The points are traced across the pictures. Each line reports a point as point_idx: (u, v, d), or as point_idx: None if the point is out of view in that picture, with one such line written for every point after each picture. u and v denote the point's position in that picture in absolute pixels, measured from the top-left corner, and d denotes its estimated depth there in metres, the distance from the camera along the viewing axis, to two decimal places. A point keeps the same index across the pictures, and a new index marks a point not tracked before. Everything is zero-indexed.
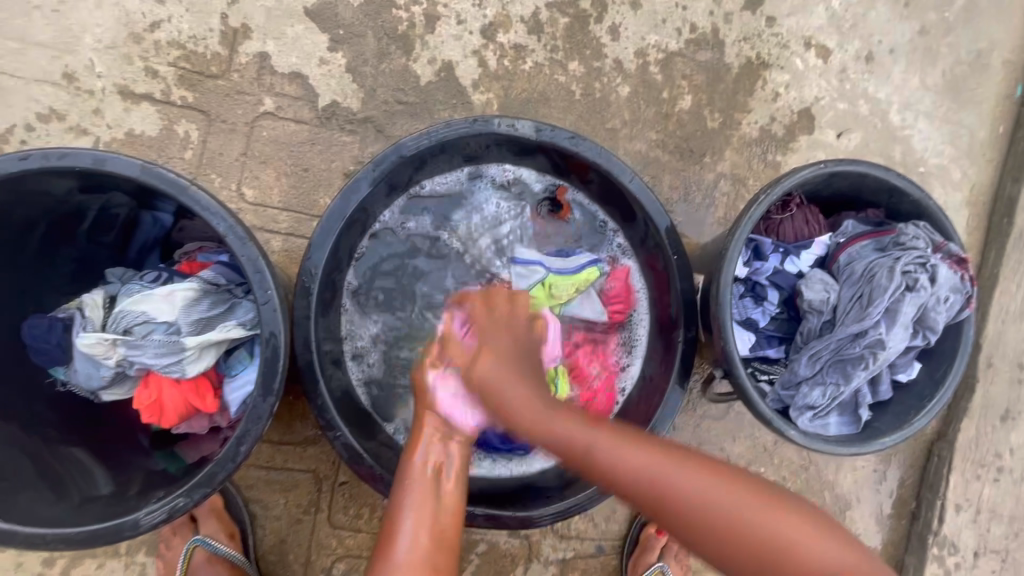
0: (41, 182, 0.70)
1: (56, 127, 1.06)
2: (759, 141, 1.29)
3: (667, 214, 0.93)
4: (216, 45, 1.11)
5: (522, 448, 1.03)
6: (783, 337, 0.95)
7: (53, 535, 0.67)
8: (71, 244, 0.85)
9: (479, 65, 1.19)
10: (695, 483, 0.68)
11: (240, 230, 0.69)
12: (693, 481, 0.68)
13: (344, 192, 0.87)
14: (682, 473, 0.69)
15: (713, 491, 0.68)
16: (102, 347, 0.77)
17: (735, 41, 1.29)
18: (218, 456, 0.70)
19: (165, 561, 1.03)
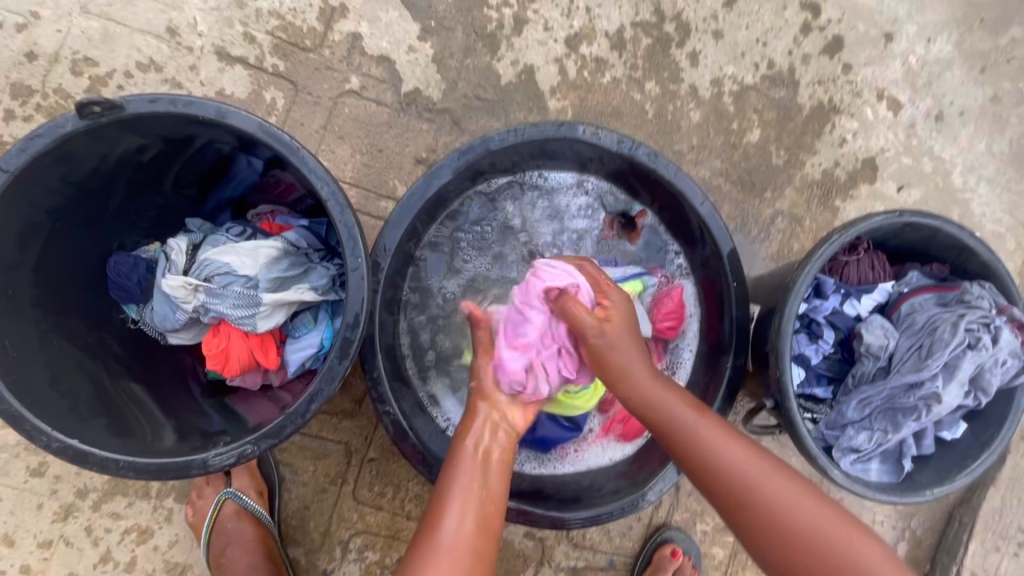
0: (156, 124, 0.72)
1: (152, 77, 1.10)
2: (821, 183, 1.30)
3: (731, 240, 0.94)
4: (313, 20, 1.15)
5: (542, 445, 1.04)
6: (832, 377, 0.95)
7: (126, 462, 0.69)
8: (155, 192, 0.88)
9: (559, 73, 1.22)
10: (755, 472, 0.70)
11: (341, 198, 0.71)
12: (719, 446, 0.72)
13: (427, 175, 0.90)
14: (713, 430, 0.73)
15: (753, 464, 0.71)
16: (184, 291, 0.80)
17: (810, 83, 1.31)
18: (289, 411, 0.71)
19: (193, 509, 1.04)
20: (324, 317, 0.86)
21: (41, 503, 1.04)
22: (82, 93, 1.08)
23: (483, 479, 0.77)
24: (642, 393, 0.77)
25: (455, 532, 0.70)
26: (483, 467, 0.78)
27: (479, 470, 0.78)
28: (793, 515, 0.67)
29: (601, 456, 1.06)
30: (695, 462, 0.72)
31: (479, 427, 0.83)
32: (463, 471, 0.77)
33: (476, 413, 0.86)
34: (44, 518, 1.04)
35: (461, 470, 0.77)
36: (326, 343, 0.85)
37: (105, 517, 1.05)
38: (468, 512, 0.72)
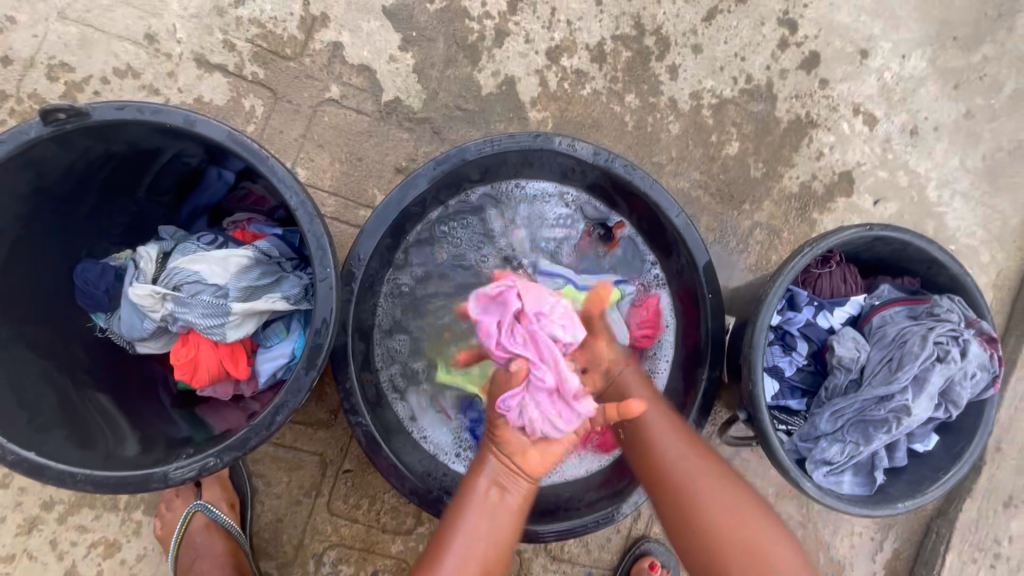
0: (124, 131, 0.71)
1: (129, 84, 1.09)
2: (799, 196, 1.32)
3: (707, 252, 0.95)
4: (294, 29, 1.15)
5: None
6: (806, 390, 0.96)
7: (83, 475, 0.67)
8: (127, 198, 0.87)
9: (540, 84, 1.23)
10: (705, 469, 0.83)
11: (310, 207, 0.70)
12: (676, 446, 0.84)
13: (403, 184, 0.90)
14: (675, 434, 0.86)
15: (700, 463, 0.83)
16: (151, 300, 0.78)
17: (787, 97, 1.33)
18: (254, 422, 0.70)
19: (162, 522, 1.02)
20: (297, 326, 0.86)
21: (5, 515, 1.01)
22: (57, 98, 1.07)
23: (491, 512, 0.77)
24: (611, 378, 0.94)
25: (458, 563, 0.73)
26: (497, 510, 0.78)
27: (489, 515, 0.77)
28: (724, 513, 0.79)
29: (578, 467, 1.05)
30: (651, 454, 0.85)
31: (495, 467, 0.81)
32: (472, 506, 0.78)
33: (489, 452, 0.83)
34: (7, 531, 1.01)
35: (472, 498, 0.78)
36: (298, 352, 0.84)
37: (72, 530, 1.02)
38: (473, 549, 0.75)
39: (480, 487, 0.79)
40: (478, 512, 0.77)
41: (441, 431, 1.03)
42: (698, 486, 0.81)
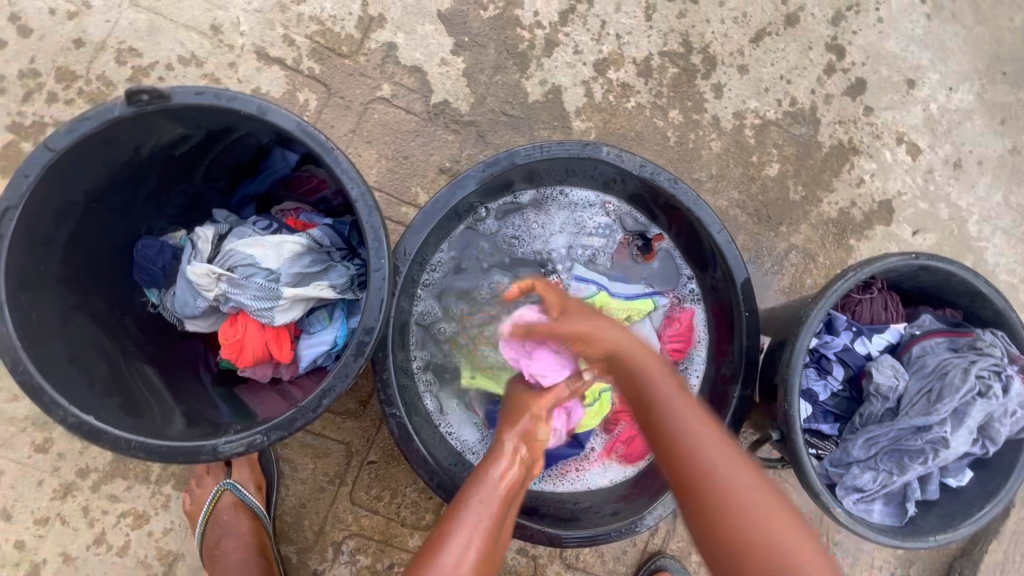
0: (198, 115, 0.74)
1: (192, 72, 1.13)
2: (836, 222, 1.32)
3: (746, 269, 0.95)
4: (351, 28, 1.18)
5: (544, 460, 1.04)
6: (839, 415, 0.95)
7: (138, 443, 0.69)
8: (186, 181, 0.90)
9: (585, 95, 1.25)
10: (731, 474, 0.67)
11: (370, 200, 0.72)
12: (698, 431, 0.70)
13: (453, 184, 0.92)
14: (690, 412, 0.72)
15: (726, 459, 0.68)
16: (207, 280, 0.81)
17: (830, 122, 1.33)
18: (300, 404, 0.72)
19: (192, 498, 1.04)
20: (339, 315, 0.88)
21: (42, 479, 1.04)
22: (122, 81, 1.11)
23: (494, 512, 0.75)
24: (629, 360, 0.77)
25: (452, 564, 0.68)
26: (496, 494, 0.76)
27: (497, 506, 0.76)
28: (728, 486, 0.66)
29: (602, 476, 1.05)
30: (667, 448, 0.70)
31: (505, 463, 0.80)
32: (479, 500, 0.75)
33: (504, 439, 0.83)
34: (43, 495, 1.04)
35: (480, 492, 0.76)
36: (339, 340, 0.87)
37: (104, 499, 1.05)
38: (471, 546, 0.70)
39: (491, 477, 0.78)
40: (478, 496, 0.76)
41: (468, 430, 1.04)
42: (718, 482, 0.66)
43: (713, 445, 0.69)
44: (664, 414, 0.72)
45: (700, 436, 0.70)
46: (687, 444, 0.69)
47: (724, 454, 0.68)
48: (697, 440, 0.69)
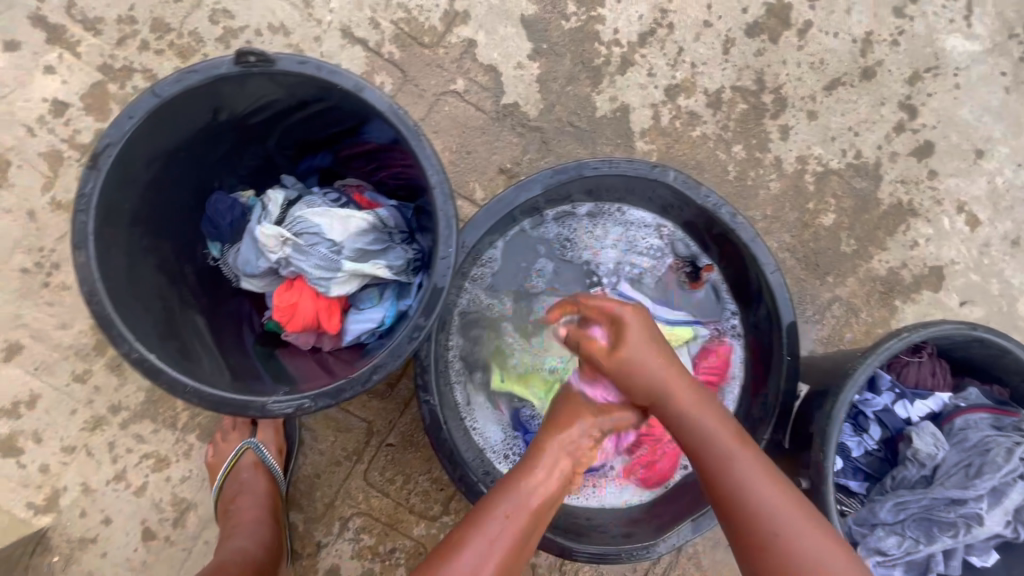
0: (296, 83, 0.76)
1: (279, 40, 1.17)
2: (884, 280, 1.31)
3: (794, 313, 0.95)
4: (436, 20, 1.21)
5: None
6: (869, 474, 0.93)
7: (193, 387, 0.71)
8: (258, 143, 0.92)
9: (652, 117, 1.26)
10: (776, 494, 0.74)
11: (447, 189, 0.73)
12: (743, 458, 0.77)
13: (519, 185, 0.93)
14: (732, 437, 0.79)
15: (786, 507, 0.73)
16: (274, 242, 0.82)
17: (892, 180, 1.32)
18: (351, 375, 0.73)
19: (215, 451, 1.06)
20: (389, 296, 0.89)
21: (75, 409, 1.07)
22: (212, 40, 1.14)
23: (521, 529, 0.75)
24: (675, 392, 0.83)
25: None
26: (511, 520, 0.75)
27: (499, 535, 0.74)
28: (763, 501, 0.74)
29: (617, 497, 1.04)
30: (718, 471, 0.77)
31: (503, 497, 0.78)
32: (491, 528, 0.74)
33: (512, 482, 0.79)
34: (73, 424, 1.07)
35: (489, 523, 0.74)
36: (386, 321, 0.88)
37: (130, 438, 1.08)
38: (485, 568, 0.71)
39: (489, 516, 0.75)
40: (484, 530, 0.74)
41: (492, 428, 1.03)
42: (761, 497, 0.74)
43: (759, 467, 0.77)
44: (714, 441, 0.79)
45: (743, 457, 0.77)
46: (736, 469, 0.76)
47: (764, 475, 0.76)
48: (742, 462, 0.77)
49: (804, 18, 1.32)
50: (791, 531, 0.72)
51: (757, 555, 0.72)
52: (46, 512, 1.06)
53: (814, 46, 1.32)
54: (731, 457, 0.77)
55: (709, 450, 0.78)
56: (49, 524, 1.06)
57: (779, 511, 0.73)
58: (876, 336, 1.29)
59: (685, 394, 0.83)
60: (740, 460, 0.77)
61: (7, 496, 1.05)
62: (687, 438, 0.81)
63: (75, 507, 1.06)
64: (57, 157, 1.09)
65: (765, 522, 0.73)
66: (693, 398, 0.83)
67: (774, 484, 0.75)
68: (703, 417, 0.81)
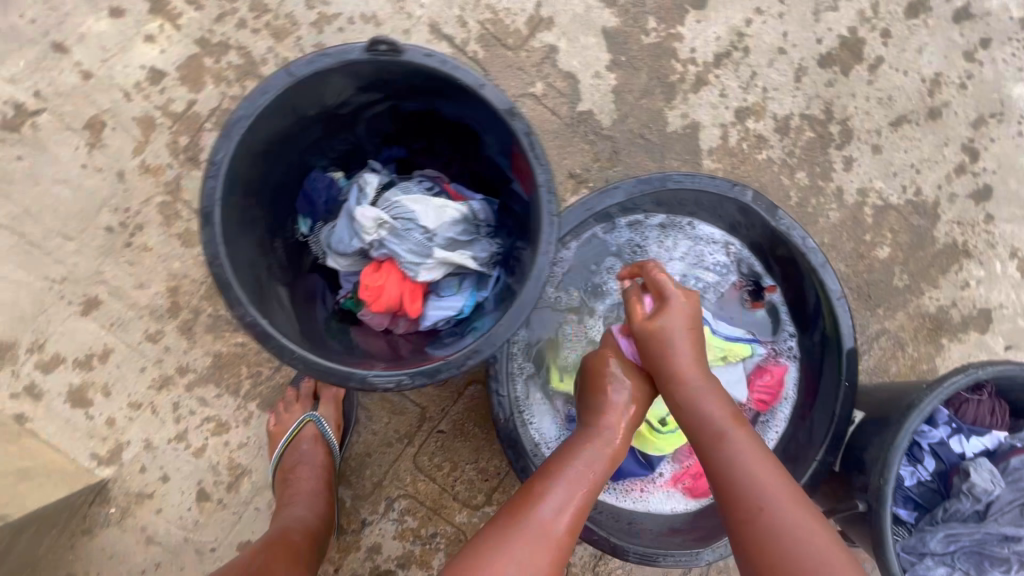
0: (415, 75, 0.79)
1: (369, 29, 1.20)
2: (933, 317, 1.32)
3: (855, 340, 0.97)
4: (521, 23, 1.24)
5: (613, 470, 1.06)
6: (919, 504, 0.95)
7: (301, 354, 0.71)
8: (348, 131, 0.94)
9: (721, 137, 1.29)
10: (774, 486, 0.74)
11: (552, 189, 0.75)
12: (746, 449, 0.77)
13: (603, 191, 0.98)
14: (735, 427, 0.80)
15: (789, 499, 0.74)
16: (371, 224, 0.86)
17: (949, 220, 1.34)
18: (449, 357, 0.75)
19: (277, 420, 1.09)
20: (469, 286, 0.93)
21: (144, 367, 1.10)
22: (306, 24, 1.18)
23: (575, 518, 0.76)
24: (681, 374, 0.84)
25: (550, 520, 0.75)
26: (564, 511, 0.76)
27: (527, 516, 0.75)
28: (764, 493, 0.74)
29: (663, 503, 1.06)
30: (719, 460, 0.78)
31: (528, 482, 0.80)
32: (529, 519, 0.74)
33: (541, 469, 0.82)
34: (142, 381, 1.10)
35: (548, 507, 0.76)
36: (465, 310, 0.92)
37: (194, 400, 1.11)
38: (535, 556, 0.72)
39: (523, 502, 0.77)
40: (512, 516, 0.75)
41: (549, 424, 1.06)
42: (761, 490, 0.74)
43: (761, 459, 0.77)
44: (718, 429, 0.79)
45: (744, 448, 0.78)
46: (737, 459, 0.77)
47: (763, 466, 0.76)
48: (743, 453, 0.77)
49: (876, 54, 1.34)
50: (789, 524, 0.71)
51: (753, 546, 0.72)
52: (108, 463, 1.09)
53: (883, 82, 1.34)
54: (733, 448, 0.78)
55: (710, 438, 0.79)
56: (110, 476, 1.09)
57: (776, 504, 0.73)
58: (920, 371, 1.31)
59: (693, 378, 0.84)
60: (740, 450, 0.77)
61: (72, 445, 1.08)
62: (691, 425, 0.82)
63: (136, 462, 1.10)
64: (149, 123, 1.13)
65: (762, 515, 0.73)
66: (699, 382, 0.83)
67: (774, 477, 0.75)
68: (707, 403, 0.82)
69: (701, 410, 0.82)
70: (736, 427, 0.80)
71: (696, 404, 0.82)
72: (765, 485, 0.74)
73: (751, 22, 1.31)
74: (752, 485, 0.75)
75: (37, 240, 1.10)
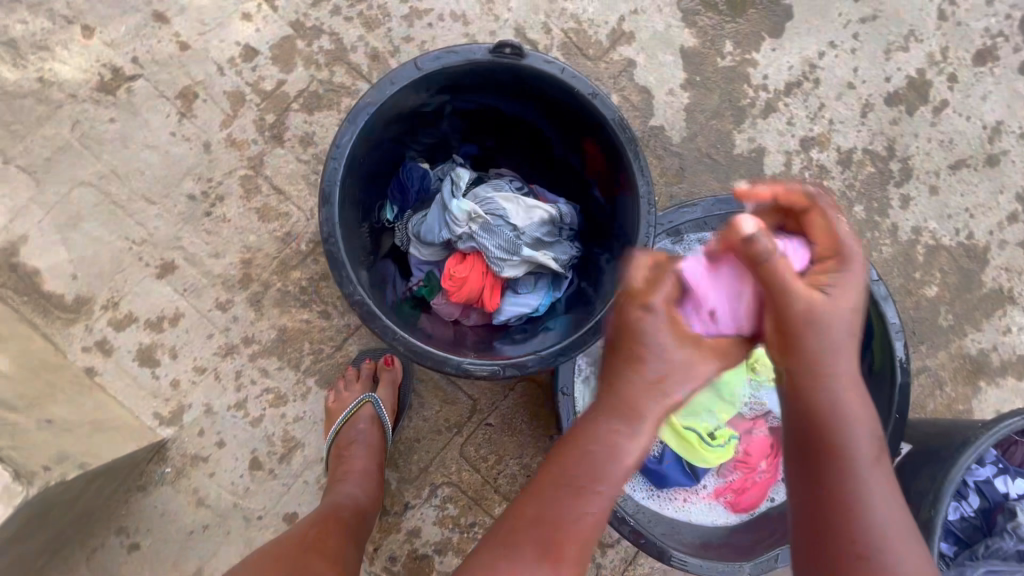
0: (528, 81, 0.85)
1: (457, 27, 1.23)
2: (973, 359, 1.35)
3: (909, 376, 1.00)
4: (603, 36, 1.27)
5: (660, 479, 1.08)
6: (960, 539, 0.98)
7: (402, 337, 0.77)
8: (434, 127, 0.97)
9: (784, 163, 1.32)
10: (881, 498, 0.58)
11: (651, 201, 0.80)
12: (860, 441, 0.59)
13: (681, 208, 1.02)
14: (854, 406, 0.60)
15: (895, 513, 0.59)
16: (465, 218, 0.90)
17: (997, 266, 1.37)
18: (539, 352, 0.81)
19: (336, 397, 1.12)
20: (544, 286, 0.96)
21: (212, 333, 1.14)
22: (396, 15, 1.21)
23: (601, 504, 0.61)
24: (812, 336, 0.60)
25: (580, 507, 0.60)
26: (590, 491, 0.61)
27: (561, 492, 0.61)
28: (868, 502, 0.58)
29: (704, 514, 1.09)
30: (824, 444, 0.60)
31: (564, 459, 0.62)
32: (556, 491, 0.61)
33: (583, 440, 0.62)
34: (208, 347, 1.13)
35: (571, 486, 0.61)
36: (539, 309, 0.95)
37: (256, 370, 1.14)
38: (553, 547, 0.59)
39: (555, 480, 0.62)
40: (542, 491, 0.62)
41: None
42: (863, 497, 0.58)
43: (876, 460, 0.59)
44: (831, 407, 0.60)
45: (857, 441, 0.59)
46: (846, 449, 0.59)
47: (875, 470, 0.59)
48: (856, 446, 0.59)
49: (943, 97, 1.37)
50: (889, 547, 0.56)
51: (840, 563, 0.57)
52: (169, 424, 1.12)
53: (946, 125, 1.37)
54: (843, 435, 0.59)
55: (821, 418, 0.60)
56: (169, 436, 1.12)
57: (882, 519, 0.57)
58: (956, 411, 1.33)
59: (824, 343, 0.61)
60: (855, 440, 0.59)
61: (137, 402, 1.12)
62: (800, 393, 0.61)
63: (196, 425, 1.13)
64: (239, 98, 1.16)
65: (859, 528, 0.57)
66: (831, 348, 0.61)
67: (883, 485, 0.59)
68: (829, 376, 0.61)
69: (821, 379, 0.61)
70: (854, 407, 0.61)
71: (819, 375, 0.61)
72: (872, 495, 0.58)
73: (824, 55, 1.34)
74: (854, 488, 0.58)
75: (122, 201, 1.14)
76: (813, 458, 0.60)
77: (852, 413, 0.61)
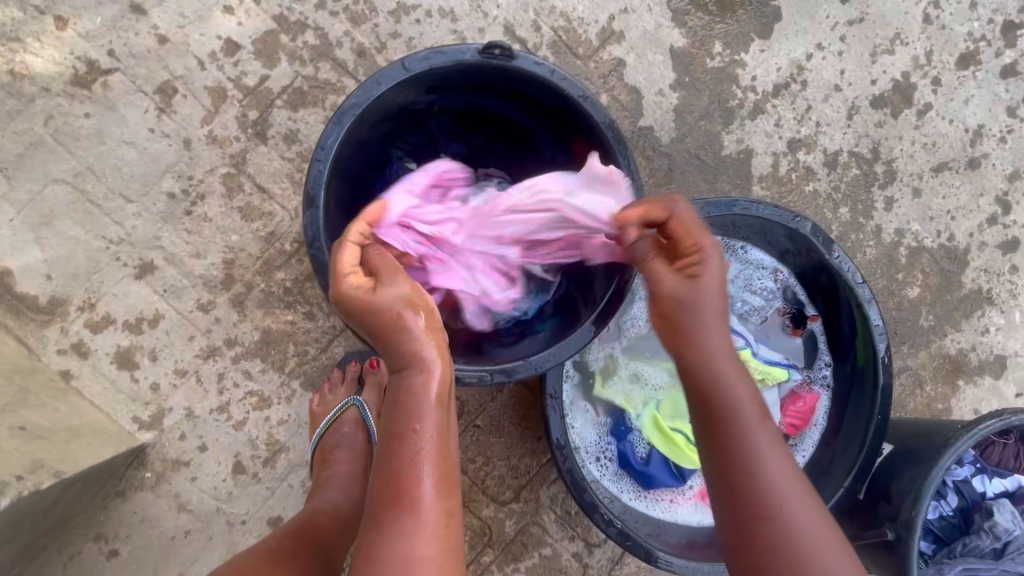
0: (517, 81, 0.83)
1: (445, 24, 1.21)
2: (952, 359, 1.38)
3: (891, 377, 1.01)
4: (592, 34, 1.26)
5: (646, 481, 1.08)
6: (939, 538, 1.00)
7: None
8: (420, 125, 0.95)
9: (772, 165, 1.32)
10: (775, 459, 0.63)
11: None
12: (746, 401, 0.65)
13: None
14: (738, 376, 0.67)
15: (788, 471, 0.63)
16: None
17: (976, 268, 1.40)
18: (529, 357, 0.82)
19: (321, 400, 1.10)
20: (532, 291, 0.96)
21: (193, 335, 1.11)
22: (382, 10, 1.18)
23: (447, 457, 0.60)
24: (690, 314, 0.69)
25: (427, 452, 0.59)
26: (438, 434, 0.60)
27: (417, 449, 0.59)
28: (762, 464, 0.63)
29: (690, 516, 1.09)
30: (711, 408, 0.66)
31: (399, 410, 0.61)
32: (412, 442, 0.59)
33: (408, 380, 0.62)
34: (189, 349, 1.11)
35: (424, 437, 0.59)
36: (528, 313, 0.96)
37: (239, 372, 1.12)
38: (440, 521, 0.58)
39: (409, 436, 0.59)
40: (402, 450, 0.59)
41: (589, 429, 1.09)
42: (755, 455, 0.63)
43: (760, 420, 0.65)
44: (718, 379, 0.66)
45: (744, 406, 0.65)
46: (733, 411, 0.65)
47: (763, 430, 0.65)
48: (742, 407, 0.65)
49: (926, 100, 1.38)
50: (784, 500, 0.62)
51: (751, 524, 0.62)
52: (149, 428, 1.10)
53: (929, 128, 1.39)
54: (727, 397, 0.66)
55: (711, 390, 0.66)
56: (150, 441, 1.10)
57: (776, 481, 0.62)
58: (935, 409, 1.36)
59: (708, 321, 0.69)
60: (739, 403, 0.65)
61: (115, 406, 1.09)
62: (690, 368, 0.68)
63: (177, 429, 1.10)
64: (220, 94, 1.13)
65: (757, 490, 0.62)
66: (710, 322, 0.69)
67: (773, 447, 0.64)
68: (716, 350, 0.68)
69: (704, 345, 0.68)
70: (734, 372, 0.67)
71: (700, 347, 0.68)
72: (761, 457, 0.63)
73: (811, 57, 1.34)
74: (746, 446, 0.64)
75: (98, 199, 1.10)
76: (712, 431, 0.66)
77: (744, 398, 0.66)
